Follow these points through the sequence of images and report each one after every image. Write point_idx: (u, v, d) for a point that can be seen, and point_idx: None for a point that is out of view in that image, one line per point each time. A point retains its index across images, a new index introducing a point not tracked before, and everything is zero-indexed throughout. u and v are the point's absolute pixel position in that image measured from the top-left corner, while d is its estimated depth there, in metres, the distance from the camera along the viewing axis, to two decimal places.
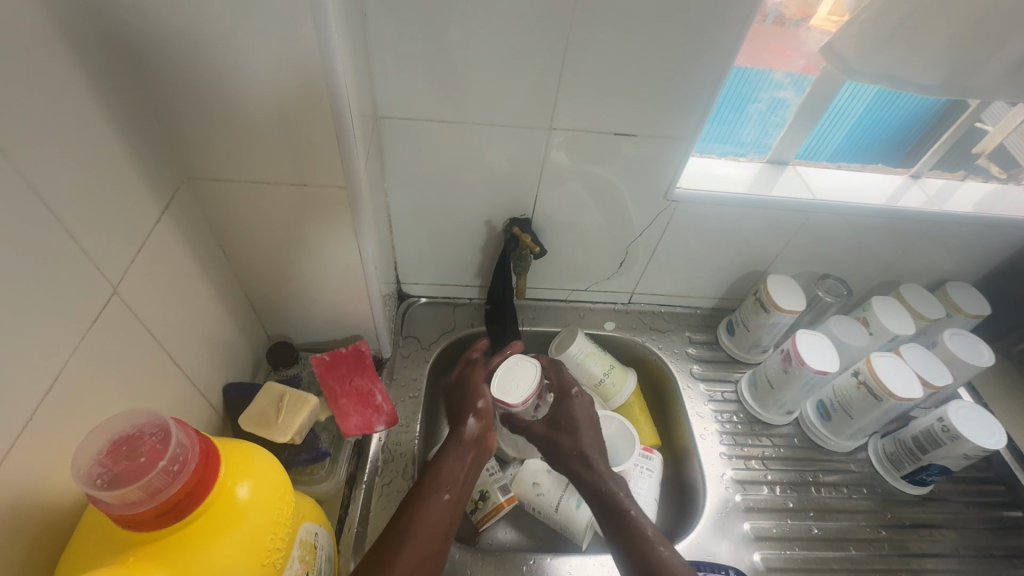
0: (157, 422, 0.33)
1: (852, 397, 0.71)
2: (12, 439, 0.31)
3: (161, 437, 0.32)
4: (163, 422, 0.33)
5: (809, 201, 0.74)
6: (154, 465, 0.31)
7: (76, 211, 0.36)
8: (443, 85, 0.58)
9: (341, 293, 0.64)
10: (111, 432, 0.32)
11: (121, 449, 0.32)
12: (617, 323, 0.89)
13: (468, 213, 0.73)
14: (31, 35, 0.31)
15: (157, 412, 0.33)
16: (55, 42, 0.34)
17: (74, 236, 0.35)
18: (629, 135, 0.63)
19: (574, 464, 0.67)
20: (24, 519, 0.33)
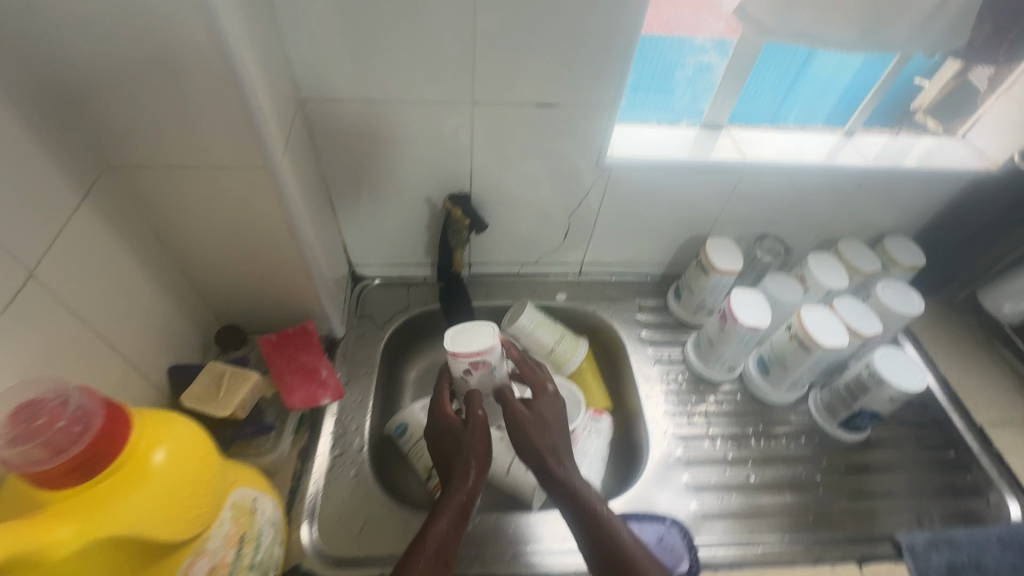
0: (61, 391, 0.36)
1: (785, 349, 0.74)
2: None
3: (62, 402, 0.35)
4: (65, 390, 0.36)
5: (740, 163, 0.76)
6: (54, 426, 0.34)
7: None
8: (361, 66, 0.59)
9: (282, 275, 0.66)
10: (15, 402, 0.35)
11: (25, 414, 0.35)
12: (568, 294, 0.92)
13: (406, 192, 0.75)
14: None
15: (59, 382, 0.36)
16: None
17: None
18: (551, 106, 0.65)
19: (545, 461, 0.58)
20: None
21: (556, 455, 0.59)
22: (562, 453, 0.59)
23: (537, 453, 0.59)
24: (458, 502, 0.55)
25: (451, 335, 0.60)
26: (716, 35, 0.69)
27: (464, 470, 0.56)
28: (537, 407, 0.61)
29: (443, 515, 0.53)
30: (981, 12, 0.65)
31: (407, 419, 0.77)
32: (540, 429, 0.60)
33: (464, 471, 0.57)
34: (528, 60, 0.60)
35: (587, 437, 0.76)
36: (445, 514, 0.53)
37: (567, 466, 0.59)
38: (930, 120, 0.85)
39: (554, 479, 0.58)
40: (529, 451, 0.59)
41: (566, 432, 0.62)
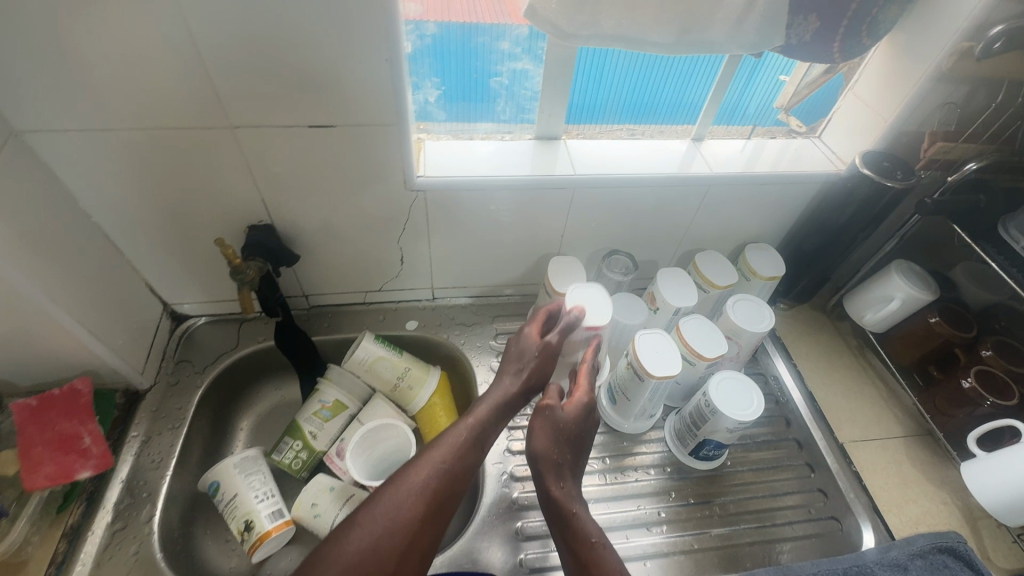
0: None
1: (626, 378, 0.68)
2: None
3: None
4: None
5: (573, 176, 0.70)
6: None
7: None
8: (73, 92, 0.50)
9: (28, 333, 0.58)
10: None
11: None
12: (420, 322, 0.85)
13: (198, 227, 0.67)
14: None
15: None
16: None
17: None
18: (328, 127, 0.58)
19: (544, 470, 0.58)
20: None
21: (557, 471, 0.58)
22: (566, 471, 0.58)
23: (541, 460, 0.58)
24: (482, 415, 0.60)
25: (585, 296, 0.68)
26: (521, 38, 0.62)
27: (515, 378, 0.63)
28: (569, 410, 0.61)
29: (486, 406, 0.60)
30: (796, 6, 0.60)
31: (219, 476, 0.69)
32: (561, 440, 0.59)
33: (510, 378, 0.63)
34: (282, 76, 0.53)
35: None
36: (489, 402, 0.61)
37: (567, 486, 0.57)
38: (792, 120, 0.80)
39: (555, 493, 0.56)
40: (535, 459, 0.58)
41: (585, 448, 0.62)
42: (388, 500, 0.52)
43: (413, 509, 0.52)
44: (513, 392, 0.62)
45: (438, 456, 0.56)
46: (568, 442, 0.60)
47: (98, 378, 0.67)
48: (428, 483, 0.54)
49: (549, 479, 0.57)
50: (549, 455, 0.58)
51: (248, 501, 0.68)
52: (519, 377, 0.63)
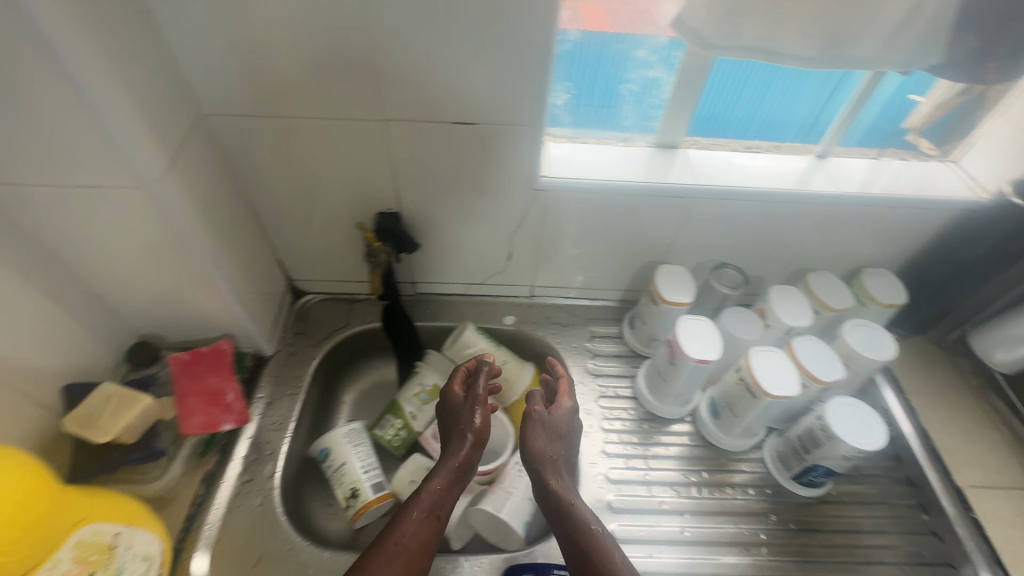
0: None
1: (734, 393, 0.67)
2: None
3: None
4: None
5: (693, 186, 0.70)
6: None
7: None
8: (258, 81, 0.56)
9: (189, 293, 0.65)
10: None
11: None
12: (517, 317, 0.87)
13: (335, 210, 0.72)
14: None
15: None
16: None
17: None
18: (472, 124, 0.61)
19: (539, 469, 0.62)
20: None
21: (554, 466, 0.62)
22: (562, 468, 0.63)
23: (538, 461, 0.62)
24: (452, 470, 0.64)
25: (734, 320, 0.71)
26: (660, 48, 0.63)
27: (459, 443, 0.66)
28: (554, 413, 0.67)
29: (438, 476, 0.63)
30: (961, 24, 0.58)
31: (329, 444, 0.74)
32: (552, 439, 0.65)
33: (457, 444, 0.65)
34: (441, 74, 0.56)
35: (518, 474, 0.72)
36: (438, 473, 0.63)
37: (563, 482, 0.62)
38: (923, 142, 0.76)
39: (548, 492, 0.60)
40: (530, 456, 0.63)
41: (572, 447, 0.67)
42: (388, 549, 0.55)
43: (408, 565, 0.55)
44: (464, 455, 0.64)
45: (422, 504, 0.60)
46: (558, 444, 0.64)
47: (233, 341, 0.73)
48: (416, 527, 0.57)
49: (547, 473, 0.62)
50: (540, 460, 0.62)
51: (355, 470, 0.72)
52: (466, 432, 0.66)
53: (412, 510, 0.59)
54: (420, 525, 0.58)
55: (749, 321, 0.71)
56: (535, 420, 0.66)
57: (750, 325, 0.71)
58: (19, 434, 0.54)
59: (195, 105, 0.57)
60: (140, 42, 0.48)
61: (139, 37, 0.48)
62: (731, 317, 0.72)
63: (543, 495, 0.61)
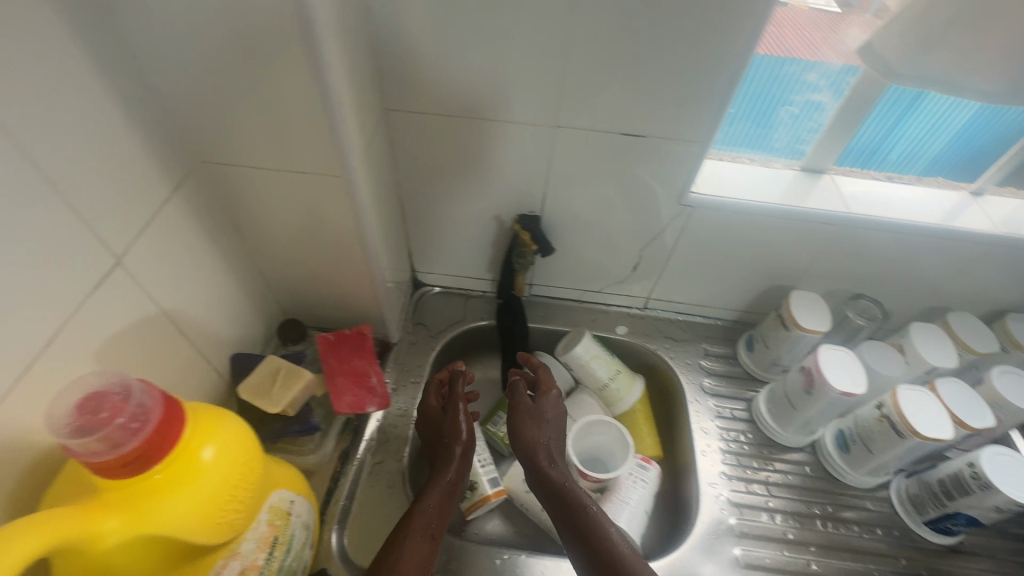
0: (121, 377, 0.36)
1: (873, 429, 0.66)
2: (11, 382, 0.36)
3: (125, 395, 0.35)
4: (127, 382, 0.35)
5: (843, 215, 0.69)
6: (112, 421, 0.33)
7: (72, 195, 0.39)
8: (446, 81, 0.58)
9: (344, 277, 0.68)
10: (84, 388, 0.34)
11: (89, 403, 0.34)
12: (629, 328, 0.87)
13: (478, 208, 0.74)
14: (48, 37, 0.35)
15: (122, 373, 0.36)
16: (75, 47, 0.37)
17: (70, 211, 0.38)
18: (639, 136, 0.62)
19: (536, 457, 0.66)
20: (10, 464, 0.36)
21: (548, 453, 0.67)
22: (554, 454, 0.67)
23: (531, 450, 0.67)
24: (445, 484, 0.61)
25: (874, 354, 0.70)
26: (833, 73, 0.62)
27: (447, 458, 0.63)
28: (540, 402, 0.72)
29: (431, 496, 0.59)
30: None
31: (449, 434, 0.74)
32: (547, 428, 0.69)
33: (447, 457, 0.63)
34: (623, 88, 0.57)
35: (634, 485, 0.72)
36: (436, 488, 0.60)
37: (558, 467, 0.66)
38: None
39: (546, 479, 0.64)
40: (526, 447, 0.68)
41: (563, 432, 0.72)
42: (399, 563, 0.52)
43: None
44: (454, 469, 0.62)
45: (428, 505, 0.58)
46: (548, 430, 0.69)
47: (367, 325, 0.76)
48: (422, 535, 0.55)
49: (541, 458, 0.66)
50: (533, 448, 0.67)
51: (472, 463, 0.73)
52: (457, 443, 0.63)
53: (409, 524, 0.56)
54: (423, 536, 0.56)
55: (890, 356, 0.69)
56: (524, 412, 0.71)
57: (891, 360, 0.69)
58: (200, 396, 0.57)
59: (380, 101, 0.60)
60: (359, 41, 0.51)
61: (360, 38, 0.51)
62: (868, 349, 0.70)
63: (540, 482, 0.65)
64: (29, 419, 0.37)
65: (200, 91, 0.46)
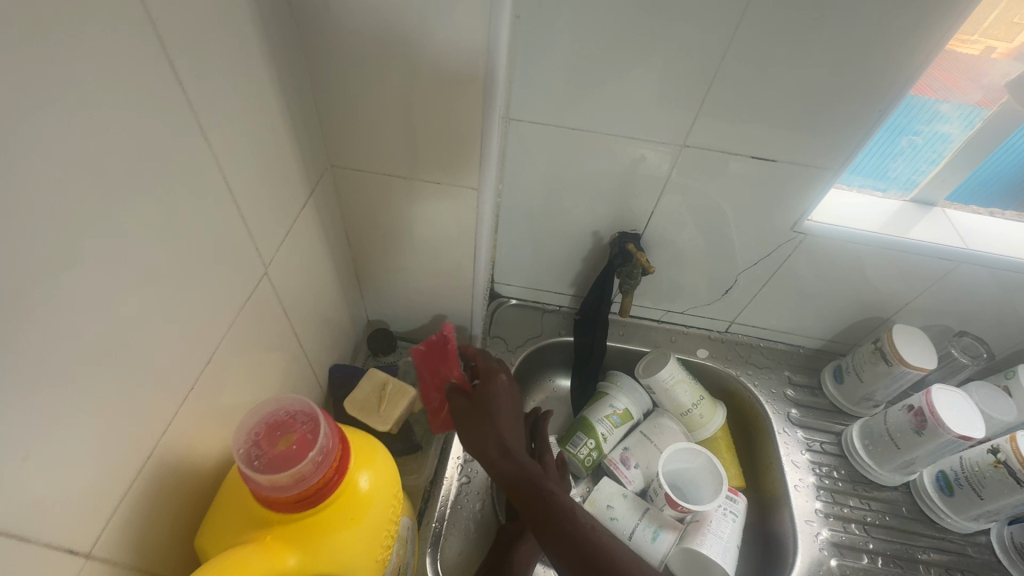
0: (301, 400, 0.33)
1: (985, 474, 0.64)
2: (189, 386, 0.35)
3: (310, 426, 0.32)
4: (311, 410, 0.33)
5: (960, 250, 0.66)
6: (306, 455, 0.31)
7: (243, 198, 0.38)
8: (577, 92, 0.57)
9: (443, 288, 0.65)
10: (265, 412, 0.32)
11: (273, 431, 0.31)
12: (710, 352, 0.85)
13: (576, 222, 0.72)
14: (240, 36, 0.34)
15: (306, 399, 0.33)
16: (257, 46, 0.36)
17: (241, 215, 0.38)
18: (766, 159, 0.60)
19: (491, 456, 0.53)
20: (175, 480, 0.34)
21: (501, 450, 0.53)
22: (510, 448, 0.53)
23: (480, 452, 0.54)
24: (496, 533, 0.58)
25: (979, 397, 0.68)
26: (968, 105, 0.60)
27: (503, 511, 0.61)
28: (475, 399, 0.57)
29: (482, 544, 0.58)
30: None
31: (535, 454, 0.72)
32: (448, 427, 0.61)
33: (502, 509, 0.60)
34: (758, 111, 0.56)
35: (724, 519, 0.69)
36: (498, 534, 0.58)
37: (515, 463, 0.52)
38: None
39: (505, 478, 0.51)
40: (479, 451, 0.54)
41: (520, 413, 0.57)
42: None
43: None
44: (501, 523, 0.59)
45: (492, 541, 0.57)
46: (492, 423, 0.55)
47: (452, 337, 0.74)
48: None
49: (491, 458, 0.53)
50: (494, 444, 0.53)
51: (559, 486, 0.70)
52: None
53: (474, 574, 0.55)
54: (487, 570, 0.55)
55: (995, 395, 0.69)
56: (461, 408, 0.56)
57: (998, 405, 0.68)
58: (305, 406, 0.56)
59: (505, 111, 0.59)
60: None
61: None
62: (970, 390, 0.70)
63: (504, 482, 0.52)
64: (191, 434, 0.35)
65: (356, 94, 0.45)
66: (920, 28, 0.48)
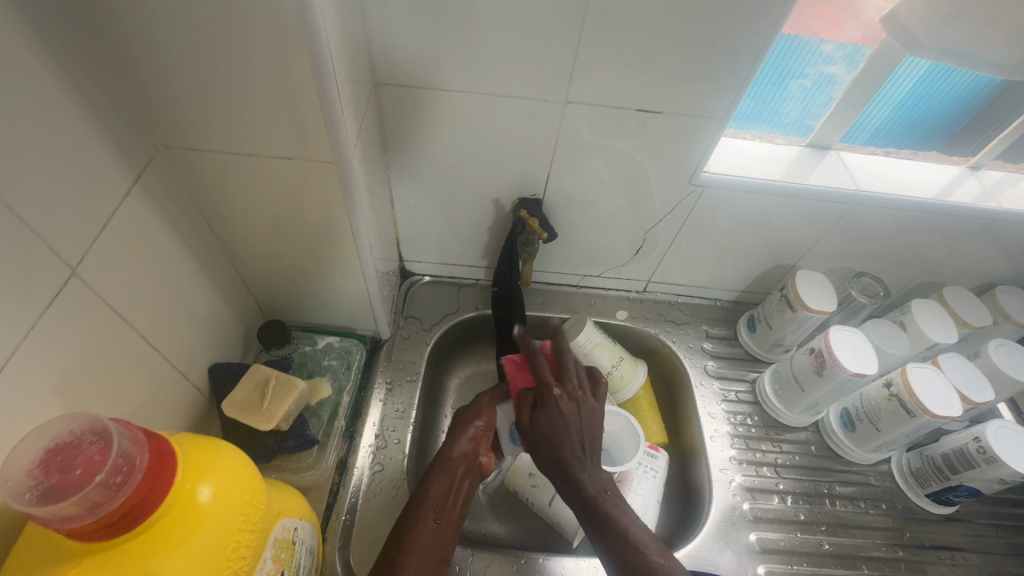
0: (90, 422, 0.31)
1: (881, 408, 0.66)
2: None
3: (101, 446, 0.30)
4: (103, 429, 0.31)
5: (852, 192, 0.67)
6: (91, 479, 0.29)
7: (15, 190, 0.33)
8: (444, 49, 0.53)
9: (333, 273, 0.62)
10: (45, 440, 0.29)
11: (57, 459, 0.29)
12: (630, 312, 0.84)
13: (473, 190, 0.69)
14: None
15: (95, 417, 0.31)
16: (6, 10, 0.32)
17: (13, 208, 0.33)
18: (652, 111, 0.58)
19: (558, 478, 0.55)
20: None
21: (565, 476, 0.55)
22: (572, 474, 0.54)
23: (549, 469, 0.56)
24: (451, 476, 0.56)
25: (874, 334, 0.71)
26: (849, 44, 0.59)
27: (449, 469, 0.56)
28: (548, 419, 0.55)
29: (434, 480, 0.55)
30: None
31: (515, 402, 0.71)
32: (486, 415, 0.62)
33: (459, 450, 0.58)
34: (631, 60, 0.54)
35: (644, 476, 0.69)
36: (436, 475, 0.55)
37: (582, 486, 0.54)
38: None
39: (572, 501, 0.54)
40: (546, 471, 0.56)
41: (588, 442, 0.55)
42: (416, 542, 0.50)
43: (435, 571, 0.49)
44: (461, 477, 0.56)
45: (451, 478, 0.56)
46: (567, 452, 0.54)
47: (355, 322, 0.70)
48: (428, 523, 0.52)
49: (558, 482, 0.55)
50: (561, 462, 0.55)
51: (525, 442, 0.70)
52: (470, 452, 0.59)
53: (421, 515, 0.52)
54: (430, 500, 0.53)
55: (890, 329, 0.72)
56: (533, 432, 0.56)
57: (894, 338, 0.71)
58: (172, 412, 0.52)
59: (371, 75, 0.55)
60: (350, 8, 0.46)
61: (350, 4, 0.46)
62: (868, 327, 0.72)
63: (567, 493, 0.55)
64: None
65: (166, 63, 0.41)
66: None
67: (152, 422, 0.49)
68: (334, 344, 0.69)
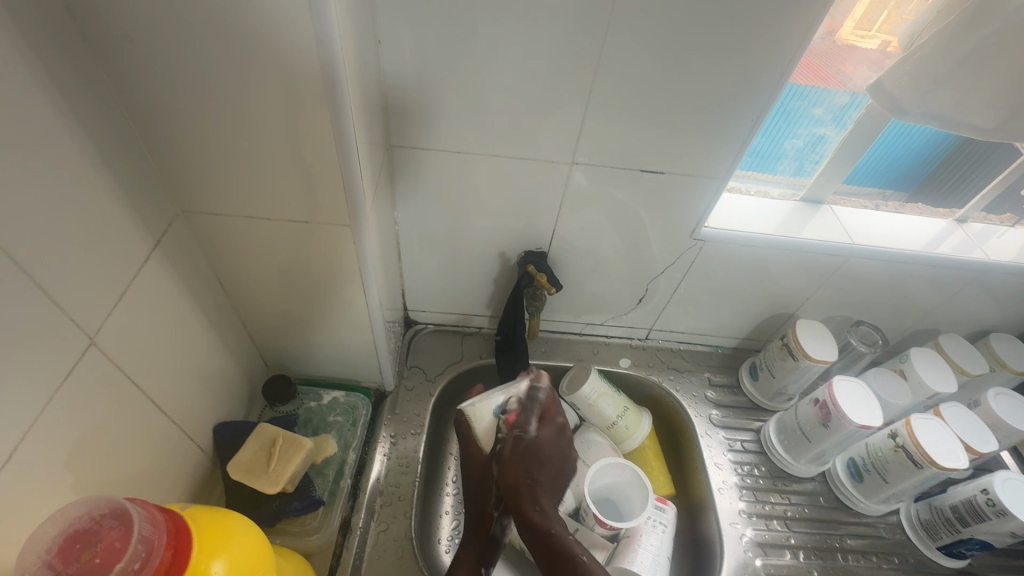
0: (109, 506, 0.31)
1: (888, 458, 0.66)
2: None
3: (120, 531, 0.30)
4: (122, 511, 0.31)
5: (845, 246, 0.69)
6: (111, 567, 0.28)
7: (44, 264, 0.34)
8: (456, 114, 0.56)
9: (340, 327, 0.62)
10: (66, 523, 0.29)
11: (74, 546, 0.29)
12: (632, 360, 0.85)
13: (479, 245, 0.70)
14: (17, 88, 0.31)
15: (111, 499, 0.31)
16: (44, 96, 0.33)
17: (38, 280, 0.34)
18: (652, 171, 0.61)
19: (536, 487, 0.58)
20: None
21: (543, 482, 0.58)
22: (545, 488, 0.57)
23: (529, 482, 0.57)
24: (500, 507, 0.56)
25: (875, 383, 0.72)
26: (838, 107, 0.62)
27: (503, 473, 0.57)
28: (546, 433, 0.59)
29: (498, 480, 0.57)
30: None
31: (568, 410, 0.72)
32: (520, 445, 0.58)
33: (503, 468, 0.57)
34: (631, 124, 0.56)
35: (652, 531, 0.67)
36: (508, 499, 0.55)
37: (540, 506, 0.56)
38: None
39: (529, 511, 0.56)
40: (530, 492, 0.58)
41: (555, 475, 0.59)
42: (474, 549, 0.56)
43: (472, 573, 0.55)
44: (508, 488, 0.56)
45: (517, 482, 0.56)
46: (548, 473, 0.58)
47: (361, 375, 0.70)
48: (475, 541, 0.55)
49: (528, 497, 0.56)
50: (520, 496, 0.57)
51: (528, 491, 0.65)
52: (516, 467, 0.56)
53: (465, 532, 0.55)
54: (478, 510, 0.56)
55: (893, 378, 0.73)
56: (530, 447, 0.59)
57: (893, 389, 0.72)
58: (176, 475, 0.51)
59: (385, 139, 0.57)
60: (370, 78, 0.49)
61: (370, 75, 0.49)
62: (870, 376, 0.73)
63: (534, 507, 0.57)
64: None
65: (192, 135, 0.42)
66: (764, 40, 0.50)
67: (156, 485, 0.48)
68: (340, 400, 0.69)
